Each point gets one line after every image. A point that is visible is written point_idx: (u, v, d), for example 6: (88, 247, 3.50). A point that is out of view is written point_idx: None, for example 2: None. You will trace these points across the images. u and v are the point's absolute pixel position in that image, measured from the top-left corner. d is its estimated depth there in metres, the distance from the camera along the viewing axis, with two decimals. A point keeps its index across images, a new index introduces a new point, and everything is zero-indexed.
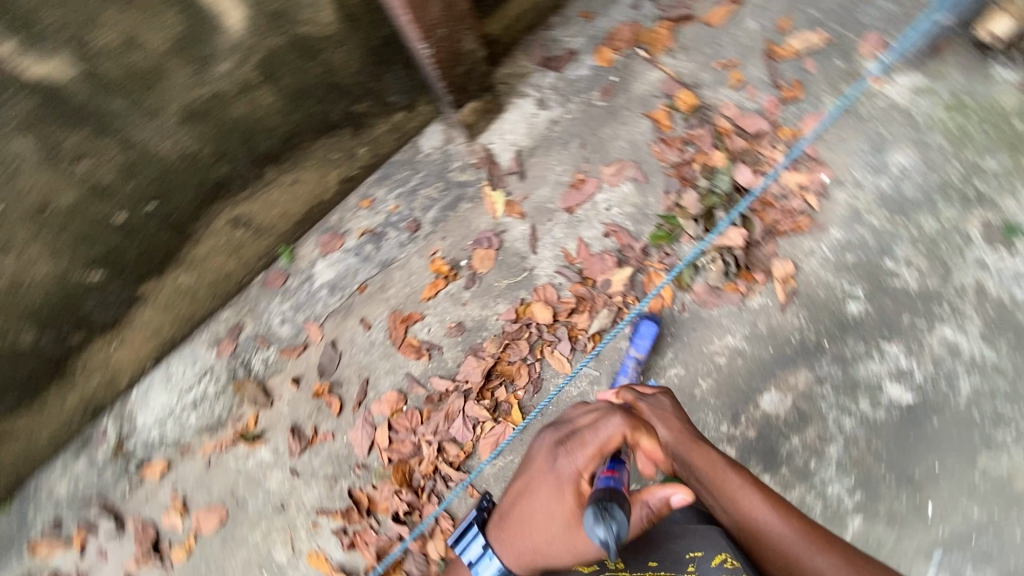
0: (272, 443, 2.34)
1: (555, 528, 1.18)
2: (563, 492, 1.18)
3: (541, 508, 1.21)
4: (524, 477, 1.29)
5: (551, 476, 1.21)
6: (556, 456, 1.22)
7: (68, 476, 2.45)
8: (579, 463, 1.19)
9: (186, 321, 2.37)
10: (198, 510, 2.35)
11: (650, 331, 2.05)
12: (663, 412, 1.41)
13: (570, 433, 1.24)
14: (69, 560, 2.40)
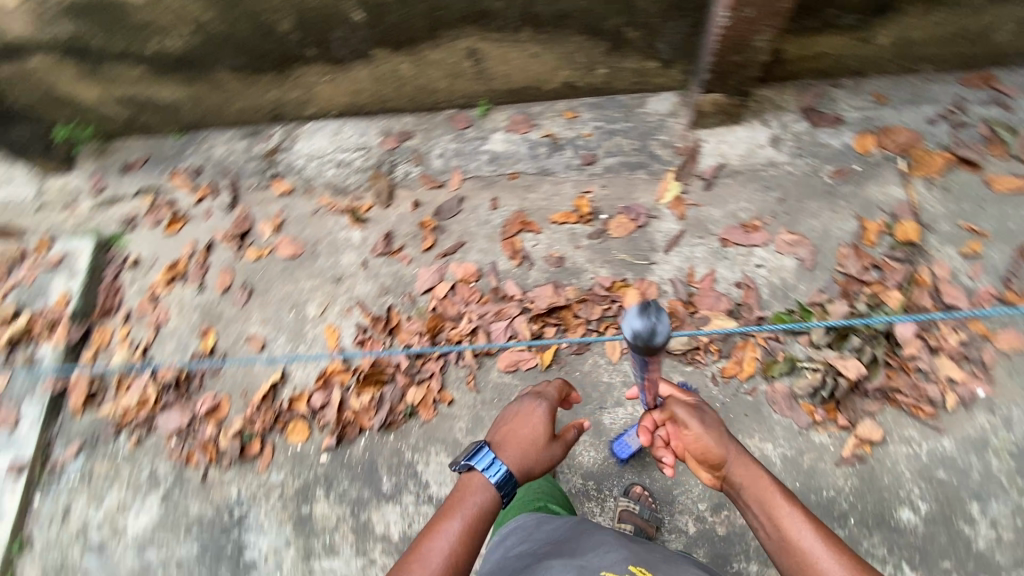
0: (365, 232, 2.62)
1: (542, 440, 1.46)
2: (537, 417, 1.48)
3: (531, 432, 1.46)
4: (497, 426, 1.51)
5: (523, 410, 1.50)
6: (527, 400, 1.54)
7: (229, 147, 2.93)
8: (545, 399, 1.53)
9: (380, 101, 2.67)
10: (284, 236, 2.71)
11: None
12: (709, 426, 1.38)
13: (526, 392, 1.60)
14: (188, 201, 2.90)
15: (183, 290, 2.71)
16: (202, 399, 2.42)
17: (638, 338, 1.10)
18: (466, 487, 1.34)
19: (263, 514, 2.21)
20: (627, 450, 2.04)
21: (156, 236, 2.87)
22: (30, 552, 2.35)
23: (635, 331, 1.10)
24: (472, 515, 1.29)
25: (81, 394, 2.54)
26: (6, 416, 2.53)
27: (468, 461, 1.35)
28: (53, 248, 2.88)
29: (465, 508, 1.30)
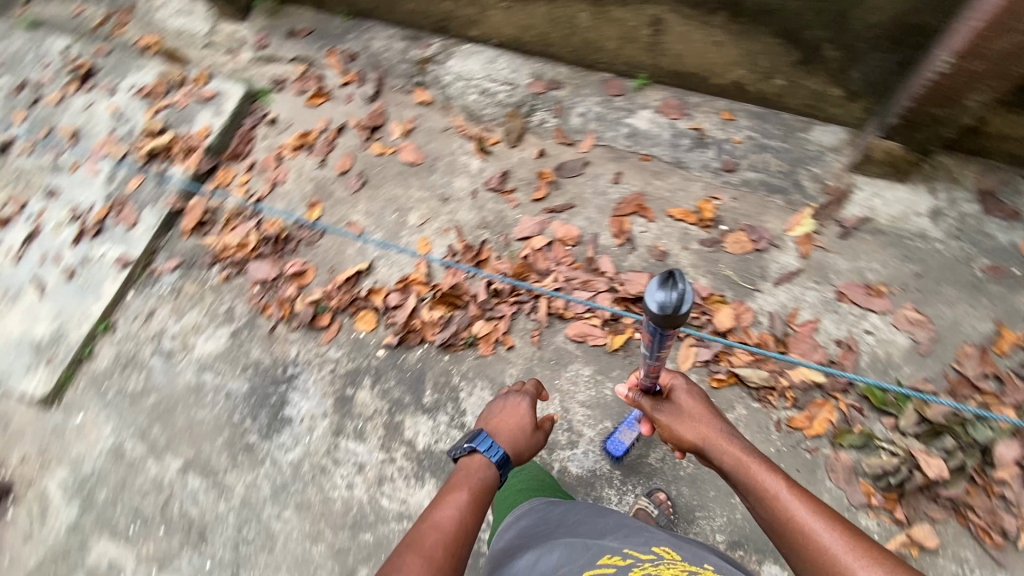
0: (484, 163, 2.63)
1: (528, 428, 1.60)
2: (523, 408, 1.63)
3: (517, 424, 1.58)
4: (485, 419, 1.63)
5: (509, 403, 1.64)
6: (511, 395, 1.69)
7: (388, 43, 3.01)
8: (528, 394, 1.69)
9: (543, 43, 2.66)
10: (409, 143, 2.77)
11: None
12: (694, 410, 1.49)
13: (505, 391, 1.75)
14: (334, 81, 3.02)
15: (305, 160, 2.85)
16: (292, 261, 2.58)
17: (660, 309, 1.13)
18: (468, 468, 1.41)
19: (311, 381, 2.36)
20: (621, 447, 2.01)
21: (297, 104, 3.02)
22: (111, 338, 2.61)
23: (658, 303, 1.14)
24: (475, 486, 1.35)
25: (194, 220, 2.76)
26: (129, 216, 2.79)
27: (470, 443, 1.45)
28: (209, 85, 3.10)
29: (468, 482, 1.35)
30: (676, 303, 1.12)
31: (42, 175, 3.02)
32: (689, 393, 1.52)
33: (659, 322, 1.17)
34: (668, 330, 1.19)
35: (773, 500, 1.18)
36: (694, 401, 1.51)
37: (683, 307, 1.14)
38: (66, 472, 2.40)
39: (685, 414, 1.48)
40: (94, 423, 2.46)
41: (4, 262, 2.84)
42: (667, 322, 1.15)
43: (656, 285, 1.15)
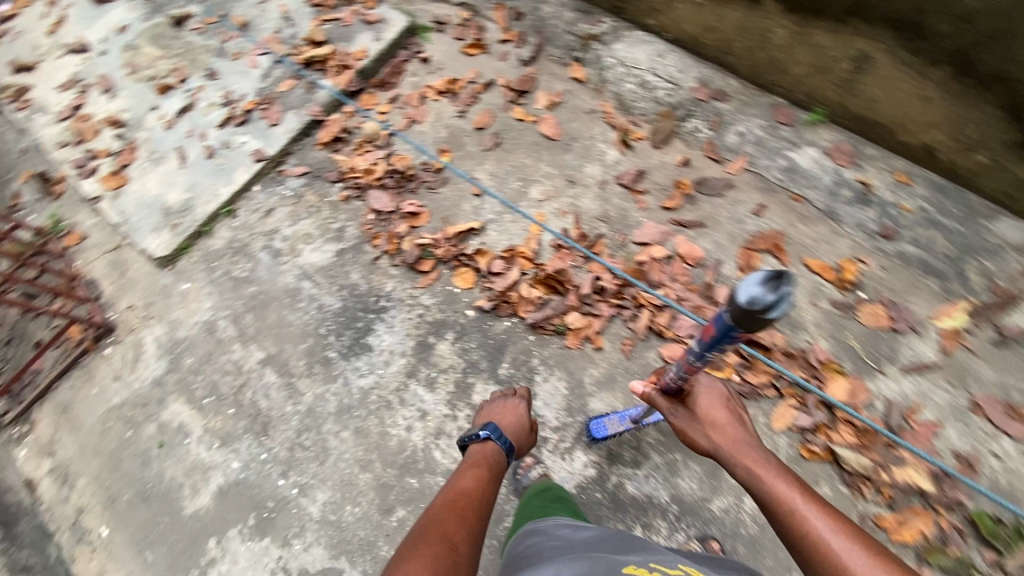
0: (621, 156, 2.52)
1: (527, 424, 1.97)
2: (521, 409, 1.99)
3: (516, 419, 1.95)
4: (488, 416, 1.97)
5: (510, 404, 2.00)
6: (509, 398, 2.04)
7: (557, 10, 2.93)
8: (523, 398, 2.04)
9: (723, 50, 2.50)
10: (550, 115, 2.70)
11: None
12: (710, 414, 1.59)
13: (502, 394, 2.09)
14: (493, 34, 2.97)
15: (446, 105, 2.84)
16: (410, 201, 2.63)
17: (748, 309, 1.08)
18: (482, 452, 1.76)
19: (399, 318, 2.42)
20: (603, 432, 2.01)
21: (452, 47, 3.00)
22: (230, 223, 2.75)
23: (748, 303, 1.08)
24: (489, 463, 1.69)
25: (330, 135, 2.85)
26: (274, 115, 2.91)
27: (484, 432, 1.79)
28: (376, 9, 3.14)
29: (483, 460, 1.70)
30: (769, 309, 1.06)
31: (207, 56, 3.20)
32: (709, 398, 1.63)
33: (741, 320, 1.13)
34: (744, 329, 1.16)
35: (784, 504, 1.26)
36: (716, 406, 1.60)
37: (774, 313, 1.08)
38: (163, 330, 2.59)
39: (704, 421, 1.58)
40: (197, 295, 2.63)
41: (157, 126, 3.05)
42: (749, 325, 1.10)
43: (757, 282, 1.07)
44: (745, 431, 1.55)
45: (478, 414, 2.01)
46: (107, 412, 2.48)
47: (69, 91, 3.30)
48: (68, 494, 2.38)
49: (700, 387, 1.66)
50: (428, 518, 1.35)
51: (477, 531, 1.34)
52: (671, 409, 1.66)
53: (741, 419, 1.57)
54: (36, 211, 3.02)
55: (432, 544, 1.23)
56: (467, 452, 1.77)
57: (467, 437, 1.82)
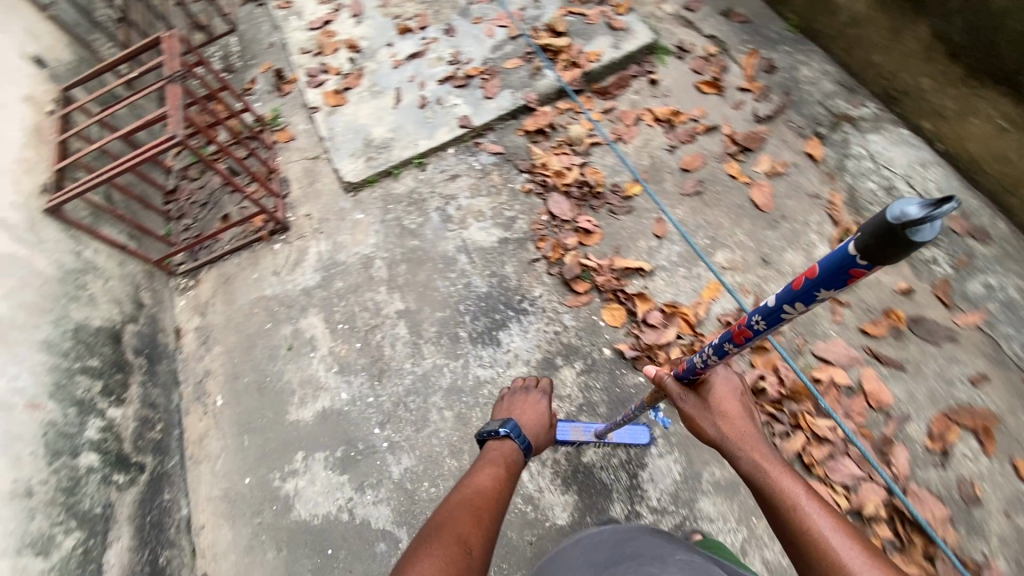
0: (831, 256, 2.27)
1: (548, 419, 2.00)
2: (542, 406, 2.02)
3: (537, 414, 1.98)
4: (509, 411, 2.02)
5: (531, 400, 2.04)
6: (530, 392, 2.08)
7: (816, 77, 2.68)
8: (543, 393, 2.08)
9: (1006, 189, 2.25)
10: (766, 183, 2.48)
11: (636, 434, 2.06)
12: (722, 405, 1.61)
13: (524, 387, 2.14)
14: (735, 78, 2.78)
15: (659, 134, 2.71)
16: (588, 217, 2.56)
17: (893, 229, 0.81)
18: (500, 449, 1.81)
19: (534, 326, 2.38)
20: (565, 436, 2.06)
21: (687, 78, 2.85)
22: (416, 174, 2.87)
23: (894, 224, 0.81)
24: (505, 462, 1.75)
25: (536, 125, 2.84)
26: (491, 89, 2.96)
27: (503, 429, 1.83)
28: (624, 16, 3.05)
29: (500, 459, 1.76)
30: (922, 232, 0.79)
31: (451, 12, 3.33)
32: (723, 390, 1.63)
33: (870, 250, 0.86)
34: (864, 266, 0.90)
35: (788, 501, 1.32)
36: (729, 399, 1.62)
37: (921, 239, 0.82)
38: (327, 247, 2.78)
39: (715, 411, 1.59)
40: (366, 228, 2.79)
41: (385, 62, 3.21)
42: (884, 255, 0.84)
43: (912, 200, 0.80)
44: (755, 426, 1.58)
45: (498, 407, 2.07)
46: (257, 299, 2.72)
47: (325, 3, 3.57)
48: (203, 355, 2.64)
49: (716, 379, 1.66)
50: (446, 515, 1.43)
51: (491, 531, 1.41)
52: (681, 394, 1.65)
53: (751, 415, 1.59)
54: (263, 101, 3.34)
55: (447, 542, 1.31)
56: (484, 448, 1.83)
57: (486, 432, 1.87)
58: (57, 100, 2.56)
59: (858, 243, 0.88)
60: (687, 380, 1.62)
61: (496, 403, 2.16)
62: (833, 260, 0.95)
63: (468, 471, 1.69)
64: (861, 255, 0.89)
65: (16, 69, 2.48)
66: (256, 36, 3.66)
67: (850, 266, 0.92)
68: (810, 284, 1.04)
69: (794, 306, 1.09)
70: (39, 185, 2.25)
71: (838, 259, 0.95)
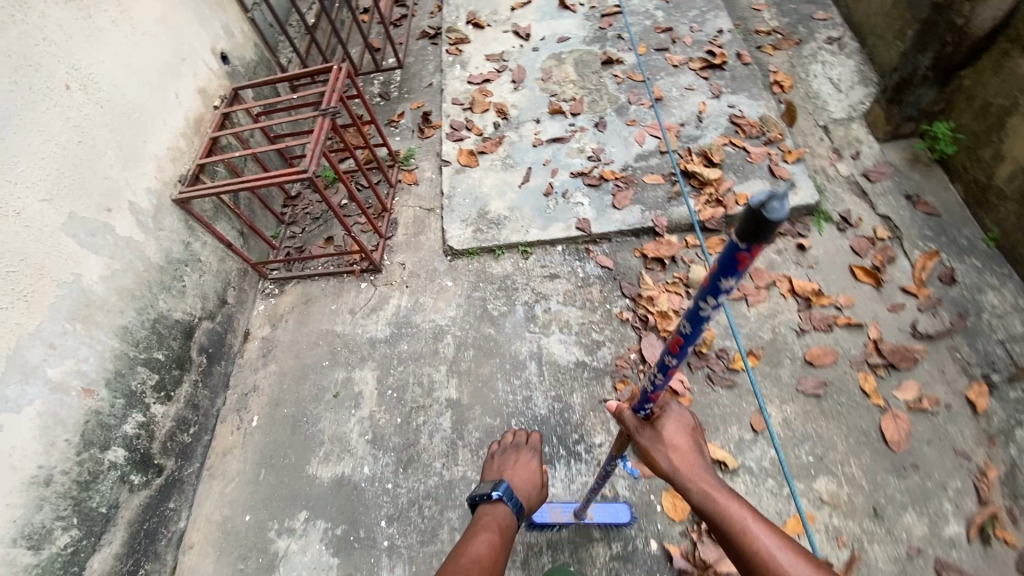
0: (965, 541, 1.84)
1: (539, 478, 1.96)
2: (533, 465, 1.98)
3: (528, 472, 1.94)
4: (500, 470, 1.97)
5: (522, 458, 2.01)
6: (522, 449, 2.05)
7: (1005, 310, 2.25)
8: (534, 451, 2.05)
9: None
10: (904, 414, 2.08)
11: (619, 514, 2.00)
12: (675, 435, 1.52)
13: (515, 443, 2.11)
14: (901, 276, 2.41)
15: (790, 309, 2.40)
16: (681, 375, 2.27)
17: (753, 209, 0.90)
18: (492, 512, 1.74)
19: (582, 477, 2.13)
20: (543, 518, 2.01)
21: (841, 256, 2.53)
22: (517, 260, 2.76)
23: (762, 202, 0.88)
24: (499, 526, 1.68)
25: (656, 253, 2.63)
26: (621, 200, 2.79)
27: (495, 492, 1.77)
28: (790, 165, 2.77)
29: (495, 525, 1.69)
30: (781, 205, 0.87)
31: (608, 105, 3.24)
32: (675, 423, 1.54)
33: (746, 233, 0.93)
34: (747, 248, 0.97)
35: (746, 536, 1.29)
36: (680, 431, 1.55)
37: (778, 216, 0.90)
38: (407, 304, 2.73)
39: (669, 446, 1.48)
40: (449, 298, 2.71)
41: (527, 137, 3.20)
42: (755, 234, 0.91)
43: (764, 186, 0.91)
44: (706, 459, 1.50)
45: (490, 467, 2.02)
46: (325, 331, 2.71)
47: (490, 61, 3.63)
48: (258, 368, 2.66)
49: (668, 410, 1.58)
50: None
51: None
52: (637, 427, 1.51)
53: (700, 449, 1.53)
54: (403, 138, 3.46)
55: None
56: (476, 513, 1.75)
57: (477, 496, 1.80)
58: (225, 97, 2.74)
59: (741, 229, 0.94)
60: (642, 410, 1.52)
61: (489, 461, 2.11)
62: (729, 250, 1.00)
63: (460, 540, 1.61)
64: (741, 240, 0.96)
65: (203, 60, 2.64)
66: (420, 73, 3.81)
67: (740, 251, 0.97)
68: (715, 280, 1.09)
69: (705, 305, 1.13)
70: (178, 176, 2.38)
71: (726, 250, 1.01)
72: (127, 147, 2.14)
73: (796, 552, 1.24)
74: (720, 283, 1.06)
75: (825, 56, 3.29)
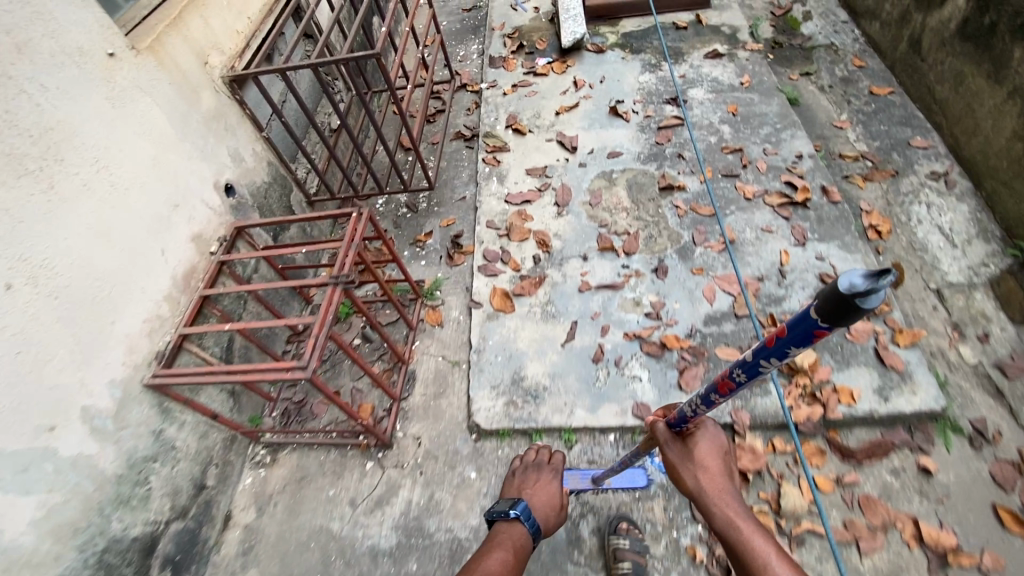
0: None
1: (559, 497, 1.99)
2: (554, 486, 2.00)
3: (547, 489, 1.98)
4: (520, 489, 2.01)
5: (543, 479, 2.03)
6: (544, 471, 2.06)
7: None
8: (556, 473, 2.06)
9: None
10: None
11: (638, 477, 2.11)
12: (706, 453, 1.58)
13: (538, 462, 2.13)
14: None
15: (917, 567, 1.84)
16: None
17: (847, 296, 0.87)
18: (509, 532, 1.78)
19: None
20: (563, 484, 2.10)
21: (979, 488, 1.97)
22: (557, 449, 2.25)
23: (848, 293, 0.88)
24: (513, 547, 1.72)
25: (734, 463, 2.08)
26: (690, 380, 2.28)
27: (513, 513, 1.80)
28: (903, 349, 2.24)
29: (510, 544, 1.74)
30: (870, 299, 0.88)
31: (669, 244, 2.76)
32: (710, 444, 1.59)
33: (829, 313, 0.93)
34: (826, 327, 0.97)
35: (764, 568, 1.32)
36: (712, 454, 1.58)
37: (871, 306, 0.89)
38: (420, 500, 2.22)
39: (697, 465, 1.53)
40: (472, 498, 2.19)
41: (572, 279, 2.73)
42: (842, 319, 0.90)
43: (859, 270, 0.87)
44: (734, 485, 1.55)
45: (510, 484, 2.05)
46: (318, 529, 2.22)
47: (532, 177, 3.23)
48: (234, 573, 2.17)
49: (704, 428, 1.61)
50: None
51: None
52: (669, 442, 1.58)
53: (730, 473, 1.57)
54: (429, 263, 3.04)
55: None
56: (494, 530, 1.81)
57: (496, 513, 1.85)
58: (225, 237, 2.34)
59: (819, 309, 0.95)
60: (677, 426, 1.56)
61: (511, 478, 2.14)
62: (801, 324, 1.02)
63: (478, 552, 1.70)
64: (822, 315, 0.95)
65: (202, 199, 2.26)
66: (452, 181, 3.45)
67: (814, 328, 1.00)
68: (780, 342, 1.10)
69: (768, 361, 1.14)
70: (154, 353, 1.97)
71: (803, 321, 1.01)
72: (88, 338, 1.74)
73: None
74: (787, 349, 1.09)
75: (930, 195, 2.78)
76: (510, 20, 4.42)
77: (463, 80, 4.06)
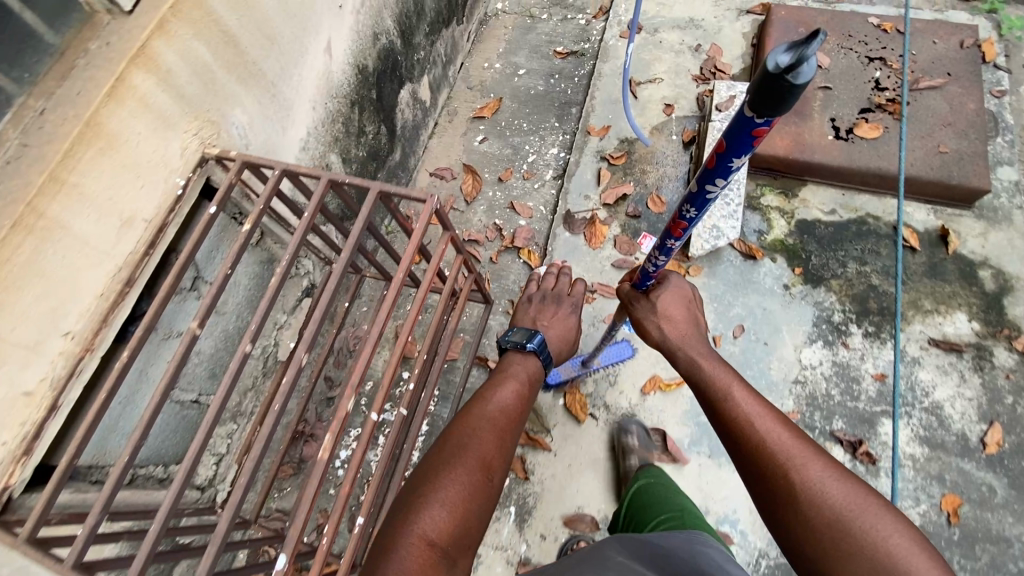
0: None
1: (568, 330, 1.88)
2: (571, 321, 1.91)
3: (560, 320, 1.89)
4: (535, 320, 1.89)
5: (561, 312, 1.92)
6: (563, 304, 1.94)
7: None
8: (575, 305, 1.95)
9: None
10: None
11: (621, 349, 2.19)
12: (677, 295, 1.56)
13: (556, 293, 1.98)
14: None
15: None
16: None
17: (773, 78, 0.76)
18: (523, 363, 1.62)
19: None
20: (556, 378, 2.15)
21: None
22: None
23: (771, 73, 0.77)
24: (528, 378, 1.55)
25: None
26: None
27: (528, 343, 1.64)
28: None
29: (525, 373, 1.57)
30: (800, 73, 0.75)
31: None
32: (674, 292, 1.56)
33: (761, 104, 0.81)
34: (765, 121, 0.85)
35: (721, 397, 1.22)
36: (679, 304, 1.55)
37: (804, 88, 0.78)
38: None
39: (659, 313, 1.52)
40: None
41: None
42: (766, 107, 0.80)
43: (784, 46, 0.76)
44: (699, 330, 1.51)
45: (524, 313, 1.92)
46: None
47: (571, 530, 1.98)
48: None
49: (670, 281, 1.58)
50: (471, 426, 1.29)
51: (512, 455, 1.28)
52: (636, 299, 1.59)
53: (698, 322, 1.53)
54: None
55: (469, 467, 1.16)
56: (506, 360, 1.64)
57: (508, 343, 1.68)
58: None
59: (749, 103, 0.84)
60: (642, 283, 1.54)
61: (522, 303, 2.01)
62: (737, 125, 0.91)
63: (490, 378, 1.52)
64: (755, 110, 0.84)
65: None
66: None
67: (750, 125, 0.88)
68: (721, 159, 1.00)
69: (712, 184, 1.06)
70: None
71: (741, 126, 0.90)
72: None
73: (776, 417, 1.13)
74: (730, 164, 0.98)
75: None
76: (619, 119, 2.71)
77: (518, 233, 2.59)
